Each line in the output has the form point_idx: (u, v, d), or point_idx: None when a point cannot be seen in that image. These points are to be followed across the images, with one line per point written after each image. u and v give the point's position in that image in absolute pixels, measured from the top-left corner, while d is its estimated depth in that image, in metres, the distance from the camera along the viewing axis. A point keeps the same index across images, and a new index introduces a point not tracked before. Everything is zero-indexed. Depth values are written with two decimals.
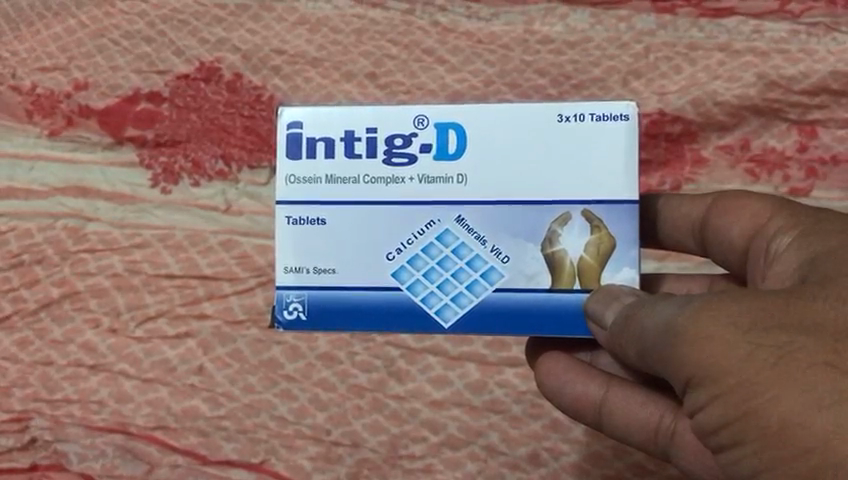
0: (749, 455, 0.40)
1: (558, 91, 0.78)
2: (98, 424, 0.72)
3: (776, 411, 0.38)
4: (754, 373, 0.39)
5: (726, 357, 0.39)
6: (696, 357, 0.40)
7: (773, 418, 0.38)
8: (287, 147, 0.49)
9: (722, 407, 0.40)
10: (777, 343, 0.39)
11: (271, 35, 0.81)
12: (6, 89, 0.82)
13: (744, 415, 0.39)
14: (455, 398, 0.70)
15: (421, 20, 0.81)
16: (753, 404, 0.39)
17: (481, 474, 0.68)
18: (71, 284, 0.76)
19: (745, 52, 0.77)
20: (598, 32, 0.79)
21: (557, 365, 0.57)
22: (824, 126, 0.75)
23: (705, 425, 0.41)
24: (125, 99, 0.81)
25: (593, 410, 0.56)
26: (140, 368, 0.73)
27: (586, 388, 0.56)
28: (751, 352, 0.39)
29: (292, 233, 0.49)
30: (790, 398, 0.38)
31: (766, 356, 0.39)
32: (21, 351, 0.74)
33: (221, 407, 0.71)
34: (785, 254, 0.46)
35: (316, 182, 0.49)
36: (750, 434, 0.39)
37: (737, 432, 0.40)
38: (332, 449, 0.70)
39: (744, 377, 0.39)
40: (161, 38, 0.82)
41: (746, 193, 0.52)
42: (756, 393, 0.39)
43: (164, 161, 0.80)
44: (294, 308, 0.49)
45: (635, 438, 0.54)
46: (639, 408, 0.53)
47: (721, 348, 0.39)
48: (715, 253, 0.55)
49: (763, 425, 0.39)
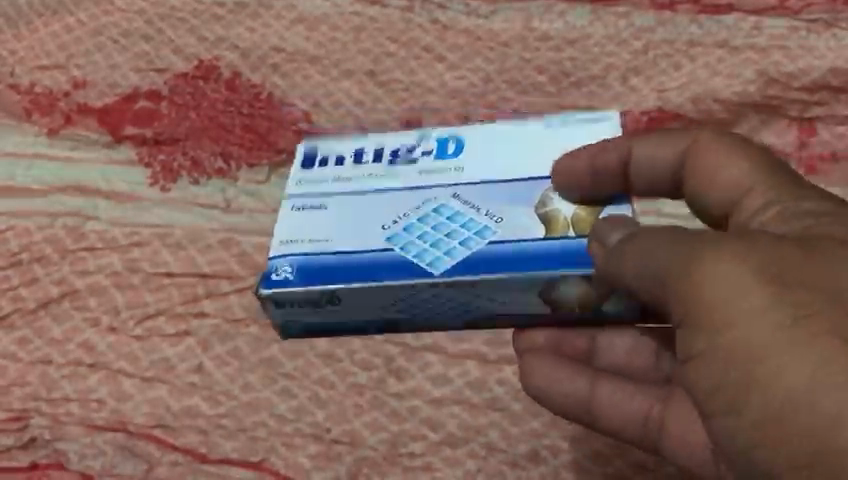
0: (734, 410, 0.45)
1: (557, 89, 0.77)
2: (97, 423, 0.71)
3: (772, 376, 0.43)
4: (768, 335, 0.43)
5: (738, 307, 0.44)
6: (710, 296, 0.45)
7: (771, 386, 0.43)
8: (302, 162, 0.70)
9: (724, 364, 0.45)
10: (793, 307, 0.43)
11: (269, 33, 0.83)
12: (5, 88, 0.83)
13: (742, 376, 0.44)
14: (455, 396, 0.71)
15: (419, 17, 0.82)
16: (761, 363, 0.43)
17: (481, 472, 0.68)
18: (70, 282, 0.76)
19: (743, 49, 0.77)
20: (597, 29, 0.79)
21: (533, 367, 0.61)
22: (824, 123, 0.74)
23: (700, 372, 0.46)
24: (124, 98, 0.82)
25: (581, 404, 0.59)
26: (140, 366, 0.73)
27: (575, 384, 0.60)
28: (774, 312, 0.43)
29: (288, 221, 0.67)
30: (789, 361, 0.42)
31: (783, 316, 0.43)
32: (21, 350, 0.74)
33: (221, 406, 0.71)
34: (783, 221, 0.51)
35: (324, 182, 0.69)
36: (735, 392, 0.44)
37: (730, 385, 0.44)
38: (331, 447, 0.69)
39: (759, 338, 0.43)
40: (159, 36, 0.84)
41: (737, 148, 0.55)
42: (763, 358, 0.43)
43: (162, 160, 0.79)
44: (282, 271, 0.64)
45: (628, 434, 0.58)
46: (627, 398, 0.58)
47: (739, 301, 0.44)
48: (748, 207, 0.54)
49: (761, 390, 0.43)
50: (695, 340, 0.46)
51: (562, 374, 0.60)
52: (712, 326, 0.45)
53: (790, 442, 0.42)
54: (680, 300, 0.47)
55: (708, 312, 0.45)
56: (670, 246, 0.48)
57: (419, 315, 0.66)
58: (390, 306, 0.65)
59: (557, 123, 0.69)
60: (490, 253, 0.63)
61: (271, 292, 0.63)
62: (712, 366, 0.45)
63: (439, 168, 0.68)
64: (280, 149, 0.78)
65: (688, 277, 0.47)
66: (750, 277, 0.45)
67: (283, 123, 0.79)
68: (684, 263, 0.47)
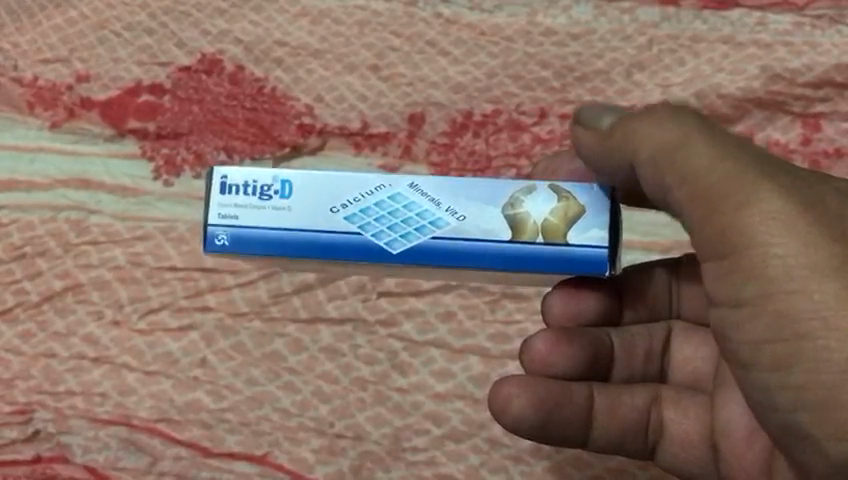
0: (780, 360, 0.48)
1: (561, 84, 0.78)
2: (101, 416, 0.72)
3: (820, 333, 0.46)
4: (819, 294, 0.47)
5: (798, 259, 0.47)
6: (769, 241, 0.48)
7: (827, 345, 0.46)
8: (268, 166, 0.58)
9: (776, 316, 0.48)
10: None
11: (273, 27, 0.81)
12: (7, 80, 0.82)
13: (788, 327, 0.47)
14: (458, 391, 0.71)
15: (422, 12, 0.80)
16: (811, 319, 0.47)
17: (484, 467, 0.69)
18: (74, 276, 0.75)
19: (748, 45, 0.77)
20: (602, 24, 0.79)
21: (525, 395, 0.58)
22: (828, 119, 0.75)
23: (749, 316, 0.49)
24: (126, 91, 0.81)
25: (584, 423, 0.61)
26: (143, 360, 0.73)
27: (573, 411, 0.60)
28: (834, 274, 0.46)
29: None
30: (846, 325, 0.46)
31: (842, 280, 0.46)
32: (23, 343, 0.74)
33: (224, 400, 0.71)
34: None
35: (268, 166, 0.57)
36: (787, 344, 0.47)
37: (775, 334, 0.48)
38: (335, 441, 0.70)
39: (816, 295, 0.46)
40: (162, 30, 0.82)
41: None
42: (820, 318, 0.46)
43: (166, 153, 0.79)
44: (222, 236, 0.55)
45: (627, 443, 0.63)
46: (629, 408, 0.62)
47: (795, 252, 0.47)
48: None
49: (810, 348, 0.47)
50: (746, 287, 0.49)
51: (564, 398, 0.60)
52: (763, 269, 0.48)
53: (833, 397, 0.46)
54: (729, 238, 0.49)
55: (760, 255, 0.48)
56: (717, 176, 0.50)
57: (368, 232, 0.54)
58: (338, 206, 0.54)
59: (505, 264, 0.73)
60: (441, 184, 0.55)
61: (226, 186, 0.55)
62: (756, 312, 0.49)
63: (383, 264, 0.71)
64: (282, 143, 0.78)
65: (741, 214, 0.49)
66: (809, 231, 0.47)
67: (287, 117, 0.79)
68: (744, 198, 0.49)
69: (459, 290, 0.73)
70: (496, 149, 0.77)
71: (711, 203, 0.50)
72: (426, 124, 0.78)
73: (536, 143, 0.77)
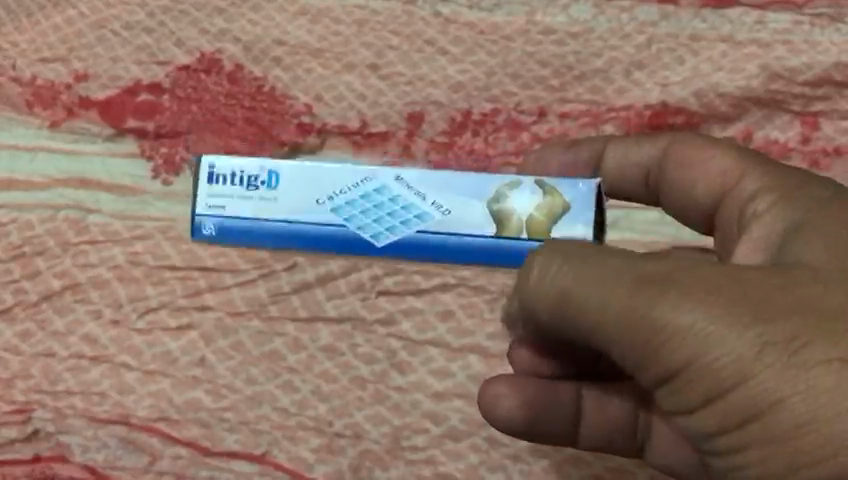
0: (752, 454, 0.44)
1: (559, 83, 0.78)
2: (100, 416, 0.72)
3: (780, 416, 0.42)
4: (766, 377, 0.42)
5: (717, 349, 0.43)
6: (683, 348, 0.44)
7: (784, 420, 0.42)
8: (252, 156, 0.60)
9: (726, 410, 0.44)
10: (779, 342, 0.42)
11: (271, 26, 0.81)
12: (6, 80, 0.82)
13: (746, 424, 0.44)
14: (457, 390, 0.71)
15: (421, 10, 0.80)
16: (769, 407, 0.42)
17: (483, 465, 0.69)
18: (72, 275, 0.75)
19: (747, 43, 0.77)
20: (601, 23, 0.78)
21: (511, 396, 0.60)
22: (827, 118, 0.75)
23: (703, 423, 0.45)
24: (125, 90, 0.81)
25: (570, 423, 0.61)
26: (142, 360, 0.73)
27: (558, 414, 0.60)
28: (763, 352, 0.42)
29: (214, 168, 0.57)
30: (796, 397, 0.42)
31: (774, 353, 0.42)
32: (22, 343, 0.74)
33: (223, 399, 0.72)
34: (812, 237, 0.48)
35: None
36: (747, 432, 0.44)
37: (742, 440, 0.44)
38: (334, 440, 0.70)
39: (755, 378, 0.43)
40: (161, 29, 0.81)
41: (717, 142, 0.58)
42: (771, 399, 0.42)
43: (166, 152, 0.79)
44: None
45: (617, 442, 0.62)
46: (615, 410, 0.61)
47: (717, 347, 0.43)
48: (741, 194, 0.56)
49: (773, 430, 0.43)
50: (690, 395, 0.45)
51: (551, 400, 0.60)
52: (700, 382, 0.44)
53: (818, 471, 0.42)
54: (654, 356, 0.46)
55: (689, 371, 0.44)
56: (610, 297, 0.47)
57: None
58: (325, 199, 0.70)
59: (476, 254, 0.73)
60: None
61: (214, 177, 0.72)
62: (710, 425, 0.45)
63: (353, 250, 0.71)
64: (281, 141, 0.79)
65: (655, 330, 0.45)
66: (722, 318, 0.43)
67: (286, 117, 0.79)
68: (646, 312, 0.45)
69: (458, 289, 0.73)
70: (495, 148, 0.77)
71: (623, 330, 0.46)
72: (425, 123, 0.78)
73: (535, 141, 0.77)
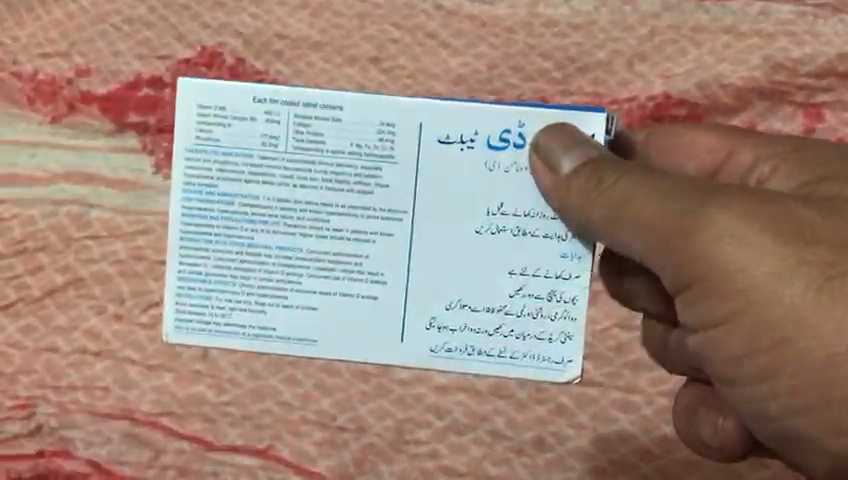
0: (774, 368, 0.51)
1: (561, 75, 0.77)
2: (103, 411, 0.76)
3: (809, 338, 0.49)
4: (801, 296, 0.49)
5: (758, 264, 0.49)
6: (722, 255, 0.50)
7: (808, 346, 0.49)
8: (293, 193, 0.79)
9: (755, 328, 0.51)
10: (816, 267, 0.49)
11: (272, 19, 0.78)
12: (7, 75, 0.79)
13: (776, 345, 0.50)
14: (460, 383, 0.73)
15: (422, 2, 0.78)
16: (798, 324, 0.49)
17: (486, 458, 0.73)
18: (75, 271, 0.77)
19: (751, 35, 0.75)
20: (603, 14, 0.77)
21: None
22: (832, 109, 0.75)
23: (730, 343, 0.52)
24: (125, 85, 0.79)
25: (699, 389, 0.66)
26: (145, 354, 0.76)
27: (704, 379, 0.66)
28: (799, 274, 0.49)
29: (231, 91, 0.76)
30: (826, 320, 0.48)
31: (808, 275, 0.49)
32: (26, 338, 0.77)
33: (226, 393, 0.75)
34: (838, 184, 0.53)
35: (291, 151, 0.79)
36: (776, 351, 0.50)
37: (775, 362, 0.51)
38: (337, 434, 0.74)
39: (787, 298, 0.49)
40: (162, 24, 0.78)
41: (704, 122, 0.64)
42: (796, 322, 0.49)
43: (166, 146, 0.78)
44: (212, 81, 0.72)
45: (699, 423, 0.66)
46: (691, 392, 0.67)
47: (758, 260, 0.49)
48: (742, 163, 0.61)
49: (793, 352, 0.50)
50: (719, 307, 0.52)
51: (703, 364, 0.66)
52: (733, 298, 0.51)
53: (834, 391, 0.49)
54: (687, 266, 0.52)
55: (728, 280, 0.51)
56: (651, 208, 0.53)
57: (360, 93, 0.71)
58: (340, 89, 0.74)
59: (506, 164, 0.69)
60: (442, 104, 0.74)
61: None
62: (733, 343, 0.52)
63: (342, 252, 0.71)
64: None
65: (694, 239, 0.51)
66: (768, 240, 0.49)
67: None
68: (689, 222, 0.51)
69: None
70: None
71: (660, 239, 0.53)
72: None
73: None
